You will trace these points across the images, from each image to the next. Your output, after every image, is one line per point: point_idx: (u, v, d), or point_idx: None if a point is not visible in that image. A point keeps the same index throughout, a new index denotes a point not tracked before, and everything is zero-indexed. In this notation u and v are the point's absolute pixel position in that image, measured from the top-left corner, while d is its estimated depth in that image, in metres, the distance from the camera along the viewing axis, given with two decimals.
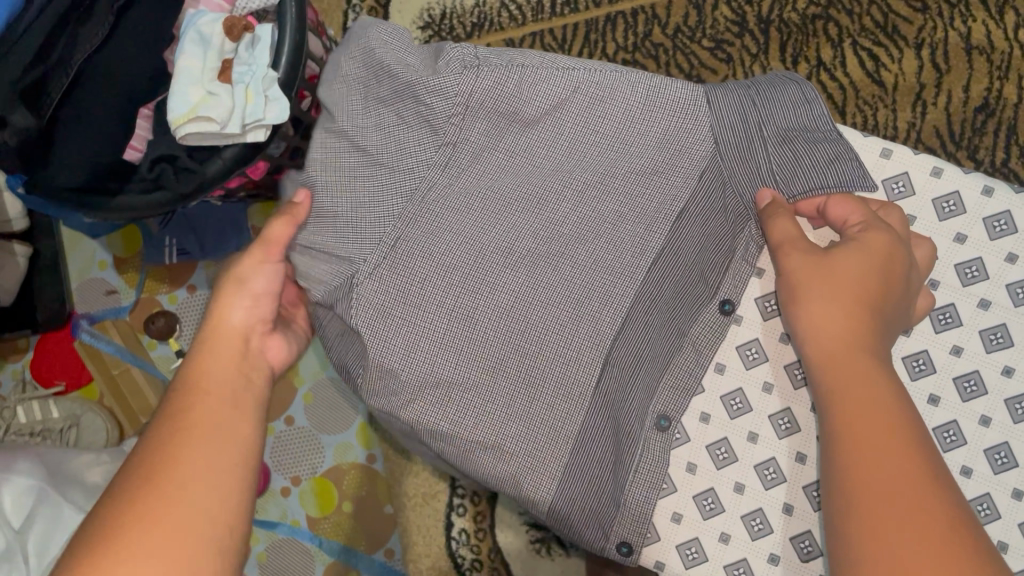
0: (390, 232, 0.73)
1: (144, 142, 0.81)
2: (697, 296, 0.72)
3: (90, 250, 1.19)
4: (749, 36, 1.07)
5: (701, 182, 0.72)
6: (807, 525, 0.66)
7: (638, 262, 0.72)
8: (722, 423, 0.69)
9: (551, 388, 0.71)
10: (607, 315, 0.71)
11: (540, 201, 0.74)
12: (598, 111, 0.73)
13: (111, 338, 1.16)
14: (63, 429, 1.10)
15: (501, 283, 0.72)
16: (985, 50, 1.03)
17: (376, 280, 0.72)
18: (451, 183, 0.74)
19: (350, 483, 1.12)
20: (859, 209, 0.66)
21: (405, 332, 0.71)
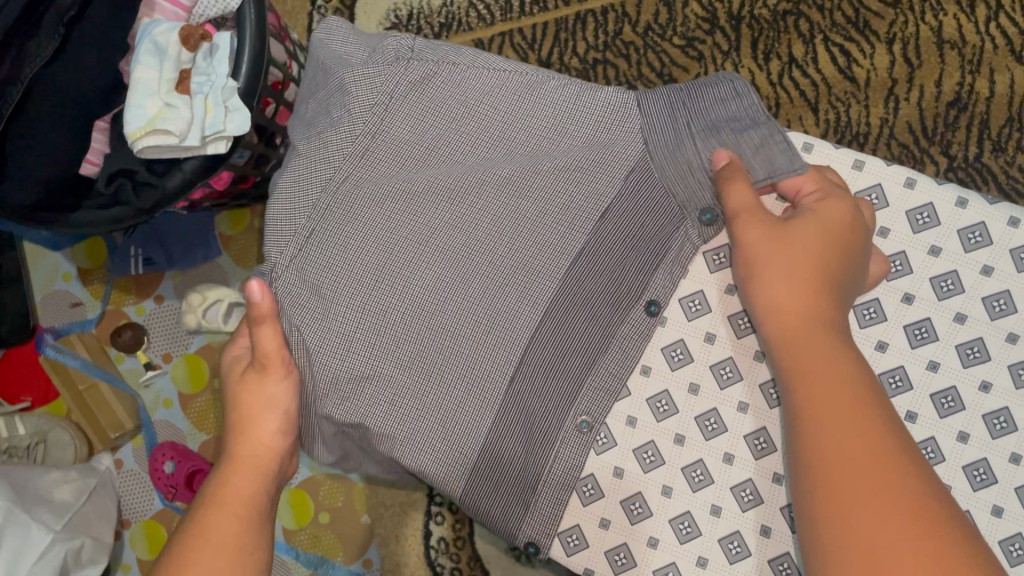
0: (305, 224, 0.72)
1: (100, 155, 0.79)
2: (622, 294, 0.70)
3: (53, 262, 1.16)
4: (721, 34, 1.06)
5: (626, 181, 0.70)
6: (786, 547, 0.65)
7: (559, 262, 0.71)
8: (697, 444, 0.67)
9: (462, 382, 0.70)
10: (525, 312, 0.70)
11: (460, 195, 0.72)
12: (530, 110, 0.72)
13: (77, 352, 1.11)
14: (30, 446, 1.07)
15: (417, 275, 0.71)
16: (957, 44, 1.02)
17: (293, 272, 0.72)
18: (374, 170, 0.73)
19: (326, 494, 1.10)
20: (812, 177, 0.65)
21: (318, 325, 0.70)
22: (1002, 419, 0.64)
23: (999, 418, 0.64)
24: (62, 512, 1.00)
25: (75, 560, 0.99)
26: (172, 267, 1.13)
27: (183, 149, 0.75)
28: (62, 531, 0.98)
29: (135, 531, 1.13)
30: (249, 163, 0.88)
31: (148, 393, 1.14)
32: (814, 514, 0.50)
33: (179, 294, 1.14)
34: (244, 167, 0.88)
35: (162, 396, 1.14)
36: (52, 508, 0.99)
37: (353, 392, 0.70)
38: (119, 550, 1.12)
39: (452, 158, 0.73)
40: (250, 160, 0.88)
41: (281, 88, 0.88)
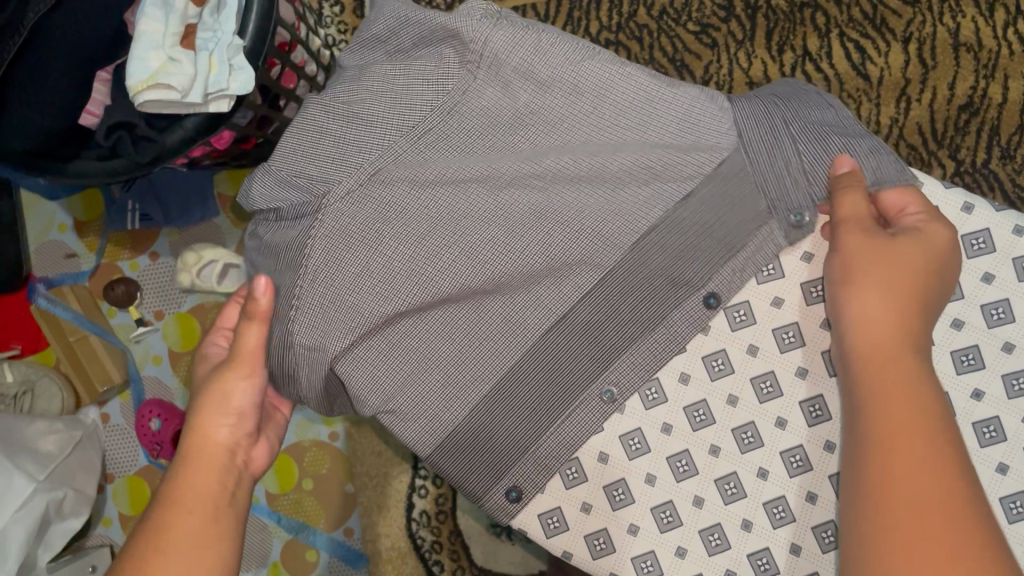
0: (372, 159, 0.66)
1: (101, 106, 0.78)
2: (685, 278, 0.66)
3: (50, 211, 1.15)
4: (736, 22, 1.05)
5: (717, 170, 0.65)
6: (766, 542, 0.63)
7: (633, 230, 0.66)
8: (685, 434, 0.65)
9: (495, 331, 0.67)
10: (581, 274, 0.67)
11: (537, 157, 0.66)
12: (619, 90, 0.66)
13: (68, 304, 1.12)
14: (18, 395, 1.07)
15: (474, 223, 0.67)
16: (974, 48, 1.01)
17: (349, 202, 0.66)
18: (450, 126, 0.67)
19: (311, 461, 1.11)
20: (918, 200, 0.61)
21: (363, 259, 0.66)
22: (992, 428, 0.62)
23: (989, 426, 0.62)
24: (47, 462, 1.00)
25: (58, 510, 1.00)
26: (169, 224, 1.12)
27: (185, 108, 0.74)
28: (46, 481, 0.98)
29: (118, 485, 1.13)
30: (250, 125, 0.88)
31: (138, 348, 1.13)
32: (866, 527, 0.48)
33: (174, 251, 1.13)
34: (246, 128, 0.87)
35: (151, 353, 1.13)
36: (36, 457, 0.99)
37: (383, 347, 0.67)
38: (102, 503, 1.13)
39: (527, 120, 0.67)
40: (253, 122, 0.88)
41: (288, 49, 0.86)
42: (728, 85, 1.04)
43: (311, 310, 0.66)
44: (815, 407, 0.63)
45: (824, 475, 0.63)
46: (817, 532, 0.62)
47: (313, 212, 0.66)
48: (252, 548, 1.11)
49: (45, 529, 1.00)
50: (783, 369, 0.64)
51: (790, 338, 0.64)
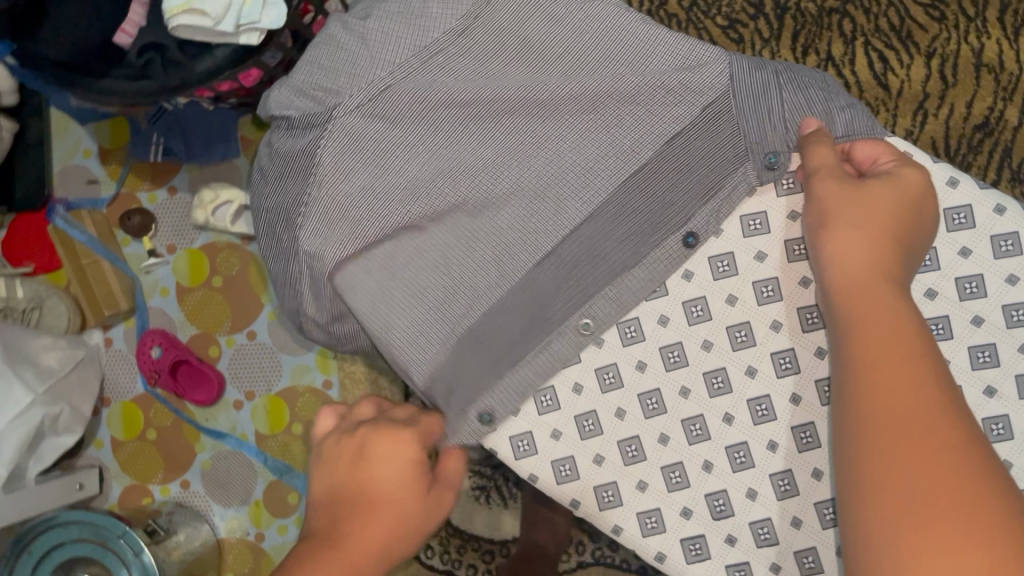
0: (381, 77, 0.68)
1: (137, 28, 0.78)
2: (666, 219, 0.68)
3: (76, 137, 1.18)
4: (764, 21, 1.06)
5: (703, 112, 0.67)
6: (724, 484, 0.64)
7: (620, 167, 0.68)
8: (657, 373, 0.66)
9: (487, 260, 0.69)
10: (572, 209, 0.69)
11: (538, 83, 0.68)
12: (620, 27, 0.67)
13: (85, 228, 1.15)
14: (26, 310, 1.09)
15: (476, 152, 0.69)
16: (995, 69, 1.02)
17: (359, 115, 0.67)
18: (461, 52, 0.68)
19: (304, 404, 1.12)
20: (891, 151, 0.62)
21: (367, 173, 0.68)
22: None
23: None
24: (47, 377, 1.03)
25: (53, 425, 1.03)
26: (191, 160, 1.14)
27: (214, 35, 0.76)
28: (44, 394, 1.01)
29: (113, 411, 1.17)
30: (278, 67, 0.89)
31: (147, 279, 1.17)
32: (856, 442, 0.48)
33: (192, 187, 1.16)
34: (274, 68, 0.89)
35: (160, 284, 1.17)
36: (36, 370, 1.01)
37: (379, 264, 0.70)
38: (95, 426, 1.16)
39: (534, 53, 0.68)
40: (280, 64, 0.89)
41: None
42: None
43: (311, 218, 0.67)
44: (785, 359, 0.64)
45: (786, 426, 0.64)
46: (773, 480, 0.64)
47: (323, 122, 0.68)
48: (235, 482, 1.13)
49: (39, 441, 1.03)
50: (759, 321, 0.65)
51: (769, 293, 0.65)
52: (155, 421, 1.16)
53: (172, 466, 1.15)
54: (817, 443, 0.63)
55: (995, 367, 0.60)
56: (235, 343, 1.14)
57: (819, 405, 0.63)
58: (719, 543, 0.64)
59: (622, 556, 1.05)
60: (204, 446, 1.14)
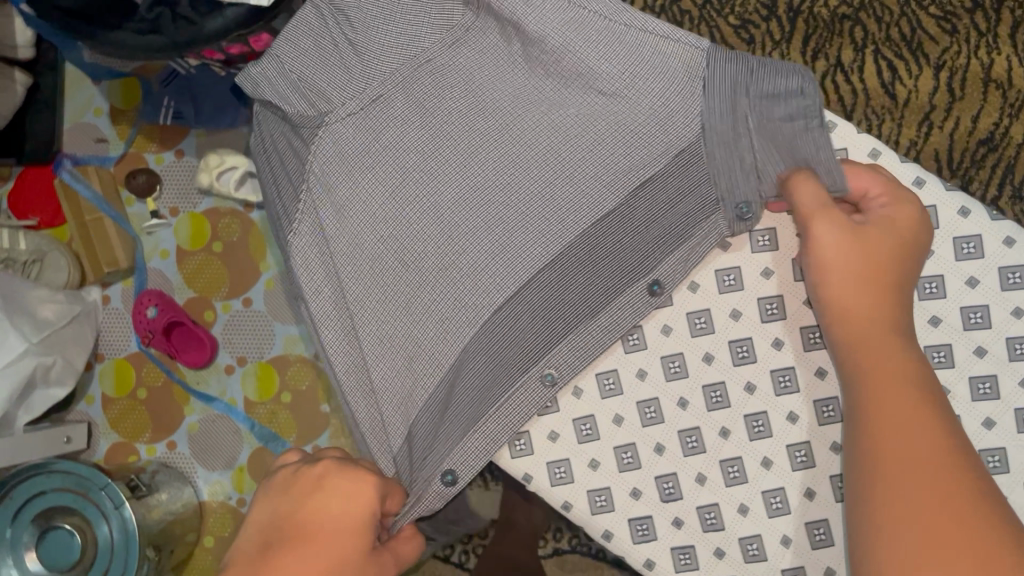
0: (373, 88, 0.72)
1: None
2: (628, 268, 0.67)
3: (89, 94, 1.19)
4: (776, 22, 1.07)
5: (674, 160, 0.67)
6: (674, 468, 0.65)
7: (581, 217, 0.69)
8: (615, 355, 0.66)
9: (446, 296, 0.70)
10: (533, 251, 0.69)
11: (511, 116, 0.70)
12: (599, 59, 0.67)
13: (90, 184, 1.15)
14: (27, 263, 1.11)
15: (448, 182, 0.71)
16: (1003, 85, 1.02)
17: (350, 125, 0.72)
18: (448, 68, 0.72)
19: (293, 375, 1.14)
20: (883, 179, 0.61)
21: (351, 187, 0.72)
22: None
23: None
24: (42, 328, 1.03)
25: (44, 376, 1.05)
26: (200, 125, 1.15)
27: None
28: (38, 345, 1.02)
29: (105, 366, 1.18)
30: None
31: (149, 240, 1.18)
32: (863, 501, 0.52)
33: (199, 152, 1.17)
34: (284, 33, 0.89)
35: (161, 246, 1.18)
36: (32, 321, 1.02)
37: (354, 269, 0.71)
38: (88, 380, 1.18)
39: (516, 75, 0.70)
40: None
41: None
42: None
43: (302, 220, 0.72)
44: (743, 348, 0.64)
45: (739, 414, 0.64)
46: (724, 466, 0.64)
47: (316, 126, 0.73)
48: (221, 447, 1.14)
49: (30, 392, 1.04)
50: (719, 309, 0.65)
51: (730, 282, 0.65)
52: (146, 380, 1.17)
53: (158, 428, 1.16)
54: (768, 432, 0.63)
55: (949, 368, 0.61)
56: (229, 310, 1.15)
57: (775, 394, 0.64)
58: (665, 525, 0.64)
59: (598, 546, 1.05)
60: (192, 410, 1.15)
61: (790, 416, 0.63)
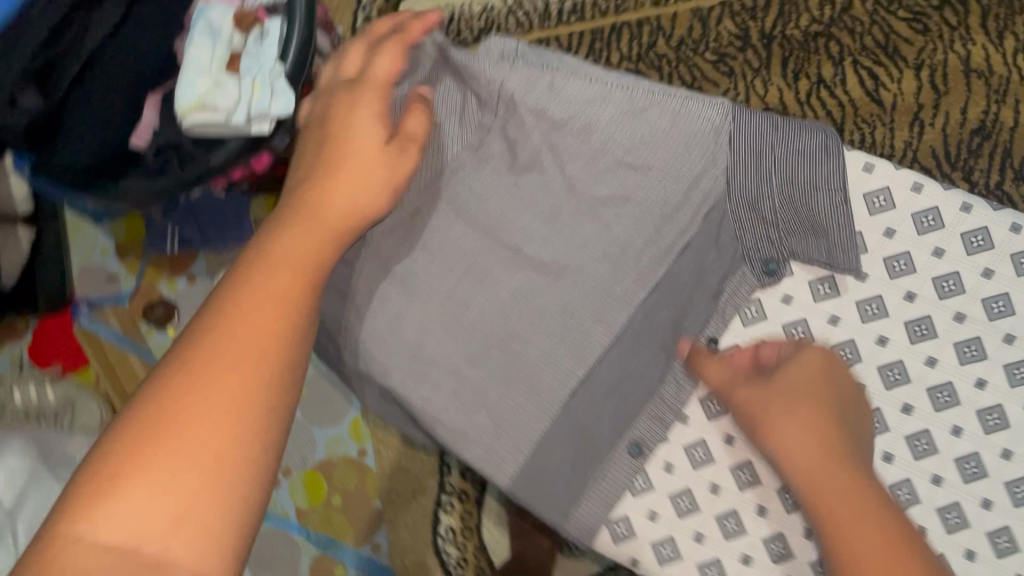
0: (412, 202, 0.74)
1: (149, 129, 0.79)
2: (684, 328, 0.76)
3: (92, 237, 1.19)
4: (752, 51, 1.08)
5: (710, 219, 0.75)
6: (779, 529, 0.71)
7: (637, 288, 0.75)
8: (700, 424, 0.74)
9: (523, 389, 0.73)
10: (600, 332, 0.74)
11: (547, 208, 0.74)
12: (623, 130, 0.74)
13: (110, 324, 1.20)
14: (59, 412, 1.10)
15: (503, 279, 0.74)
16: (984, 73, 1.04)
17: (393, 237, 0.74)
18: (480, 168, 0.75)
19: (339, 475, 1.14)
20: (788, 341, 0.73)
21: (403, 297, 0.73)
22: (947, 393, 0.71)
23: (942, 391, 0.71)
24: None
25: None
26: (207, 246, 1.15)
27: (226, 129, 0.77)
28: None
29: None
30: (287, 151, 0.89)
31: None
32: None
33: (212, 273, 1.17)
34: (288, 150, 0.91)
35: None
36: None
37: (417, 382, 0.72)
38: None
39: (548, 165, 0.75)
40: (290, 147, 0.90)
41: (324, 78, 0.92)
42: None
43: (350, 341, 0.73)
44: None
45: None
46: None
47: (361, 245, 0.74)
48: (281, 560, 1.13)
49: None
50: None
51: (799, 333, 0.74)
52: None
53: None
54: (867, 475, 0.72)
55: None
56: None
57: None
58: None
59: None
60: None
61: (885, 455, 0.72)
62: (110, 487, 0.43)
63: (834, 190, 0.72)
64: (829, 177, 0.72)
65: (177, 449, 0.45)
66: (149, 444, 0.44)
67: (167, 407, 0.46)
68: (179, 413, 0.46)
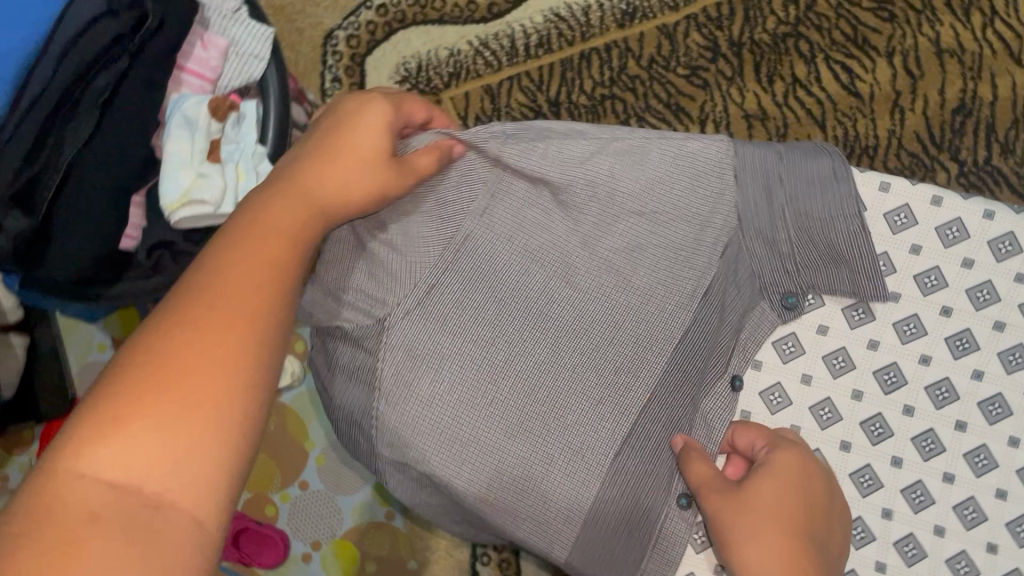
0: (427, 277, 0.70)
1: (139, 230, 0.78)
2: (712, 371, 0.74)
3: (87, 334, 1.19)
4: (723, 61, 1.08)
5: (723, 258, 0.74)
6: (852, 565, 0.71)
7: (665, 337, 0.73)
8: None
9: (569, 456, 0.71)
10: (638, 389, 0.72)
11: (564, 269, 0.74)
12: (627, 179, 0.73)
13: None
14: None
15: (529, 346, 0.72)
16: (956, 52, 1.04)
17: (412, 321, 0.70)
18: (488, 233, 0.72)
19: (371, 541, 1.11)
20: (764, 435, 0.70)
21: (433, 382, 0.70)
22: (998, 405, 0.70)
23: (993, 404, 0.70)
24: None
25: None
26: None
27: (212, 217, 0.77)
28: None
29: None
30: None
31: None
32: None
33: None
34: None
35: None
36: None
37: (460, 464, 0.70)
38: None
39: (560, 223, 0.73)
40: None
41: None
42: (726, 122, 1.08)
43: (384, 432, 0.71)
44: (876, 425, 0.72)
45: (896, 489, 0.71)
46: (900, 547, 0.70)
47: (378, 334, 0.70)
48: None
49: None
50: (839, 394, 0.73)
51: (840, 363, 0.73)
52: None
53: None
54: (929, 499, 0.70)
55: None
56: (289, 498, 1.12)
57: (924, 459, 0.71)
58: None
59: None
60: None
61: (946, 478, 0.70)
62: (112, 439, 0.40)
63: (851, 218, 0.69)
64: (847, 207, 0.69)
65: (180, 408, 0.42)
66: (155, 395, 0.42)
67: (176, 354, 0.43)
68: (185, 364, 0.43)
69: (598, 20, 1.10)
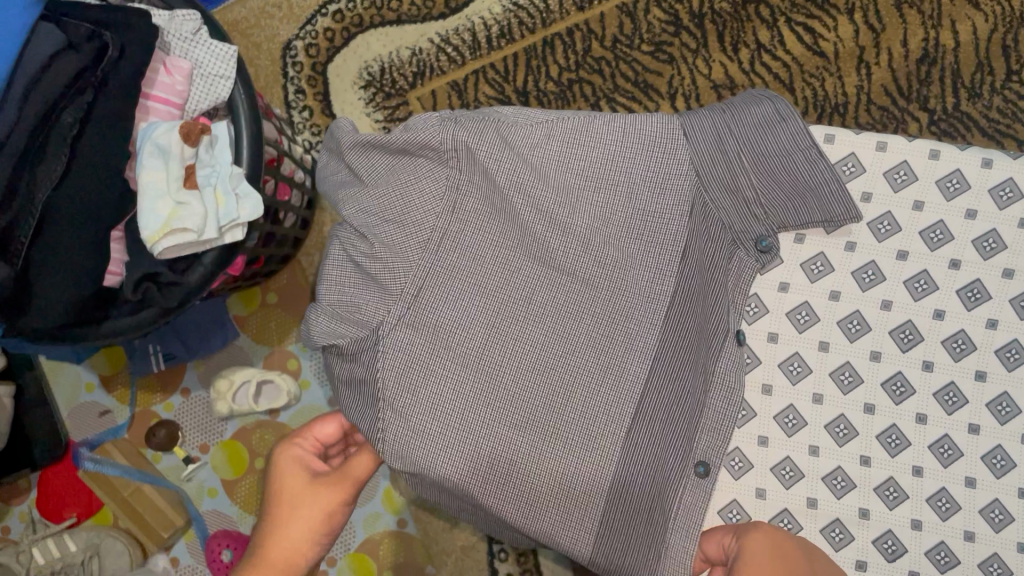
0: (410, 284, 0.70)
1: (122, 264, 0.76)
2: (711, 333, 0.73)
3: (74, 374, 1.14)
4: (686, 33, 1.08)
5: (695, 218, 0.72)
6: (887, 526, 0.71)
7: (653, 309, 0.72)
8: (782, 442, 0.73)
9: (582, 440, 0.70)
10: (634, 364, 0.71)
11: (548, 256, 0.72)
12: (585, 158, 0.71)
13: (115, 461, 1.10)
14: (85, 560, 1.04)
15: (526, 337, 0.71)
16: (914, 2, 1.05)
17: (405, 329, 0.70)
18: (466, 227, 0.71)
19: (386, 552, 1.10)
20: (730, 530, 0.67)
21: (432, 387, 0.70)
22: (1015, 350, 0.71)
23: (1011, 350, 0.72)
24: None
25: None
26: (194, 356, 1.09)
27: (199, 244, 0.75)
28: None
29: None
30: (258, 244, 0.89)
31: (190, 485, 1.12)
32: None
33: (205, 381, 1.13)
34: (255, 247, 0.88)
35: (206, 486, 1.12)
36: None
37: (477, 470, 0.70)
38: None
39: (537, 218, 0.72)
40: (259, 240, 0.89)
41: (277, 163, 0.88)
42: (695, 94, 1.07)
43: (393, 445, 0.69)
44: (899, 385, 0.72)
45: (925, 446, 0.72)
46: (933, 502, 0.71)
47: (373, 345, 0.70)
48: None
49: None
50: (859, 357, 0.73)
51: (855, 327, 0.73)
52: None
53: None
54: (958, 453, 0.71)
55: None
56: None
57: (948, 413, 0.72)
58: None
59: None
60: None
61: (970, 429, 0.71)
62: None
63: (806, 148, 0.68)
64: (799, 137, 0.68)
65: None
66: None
67: None
68: None
69: (557, 5, 1.09)
